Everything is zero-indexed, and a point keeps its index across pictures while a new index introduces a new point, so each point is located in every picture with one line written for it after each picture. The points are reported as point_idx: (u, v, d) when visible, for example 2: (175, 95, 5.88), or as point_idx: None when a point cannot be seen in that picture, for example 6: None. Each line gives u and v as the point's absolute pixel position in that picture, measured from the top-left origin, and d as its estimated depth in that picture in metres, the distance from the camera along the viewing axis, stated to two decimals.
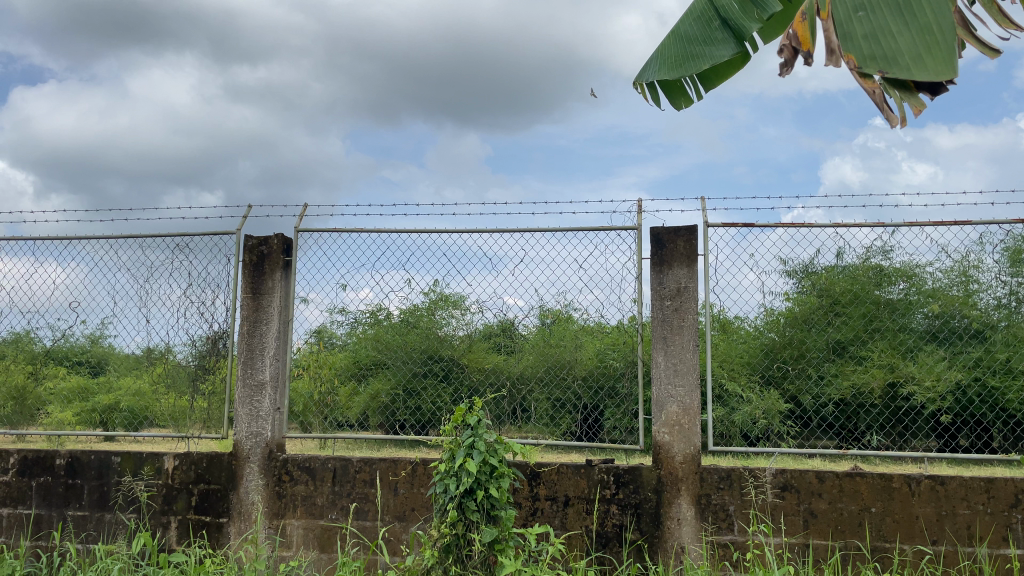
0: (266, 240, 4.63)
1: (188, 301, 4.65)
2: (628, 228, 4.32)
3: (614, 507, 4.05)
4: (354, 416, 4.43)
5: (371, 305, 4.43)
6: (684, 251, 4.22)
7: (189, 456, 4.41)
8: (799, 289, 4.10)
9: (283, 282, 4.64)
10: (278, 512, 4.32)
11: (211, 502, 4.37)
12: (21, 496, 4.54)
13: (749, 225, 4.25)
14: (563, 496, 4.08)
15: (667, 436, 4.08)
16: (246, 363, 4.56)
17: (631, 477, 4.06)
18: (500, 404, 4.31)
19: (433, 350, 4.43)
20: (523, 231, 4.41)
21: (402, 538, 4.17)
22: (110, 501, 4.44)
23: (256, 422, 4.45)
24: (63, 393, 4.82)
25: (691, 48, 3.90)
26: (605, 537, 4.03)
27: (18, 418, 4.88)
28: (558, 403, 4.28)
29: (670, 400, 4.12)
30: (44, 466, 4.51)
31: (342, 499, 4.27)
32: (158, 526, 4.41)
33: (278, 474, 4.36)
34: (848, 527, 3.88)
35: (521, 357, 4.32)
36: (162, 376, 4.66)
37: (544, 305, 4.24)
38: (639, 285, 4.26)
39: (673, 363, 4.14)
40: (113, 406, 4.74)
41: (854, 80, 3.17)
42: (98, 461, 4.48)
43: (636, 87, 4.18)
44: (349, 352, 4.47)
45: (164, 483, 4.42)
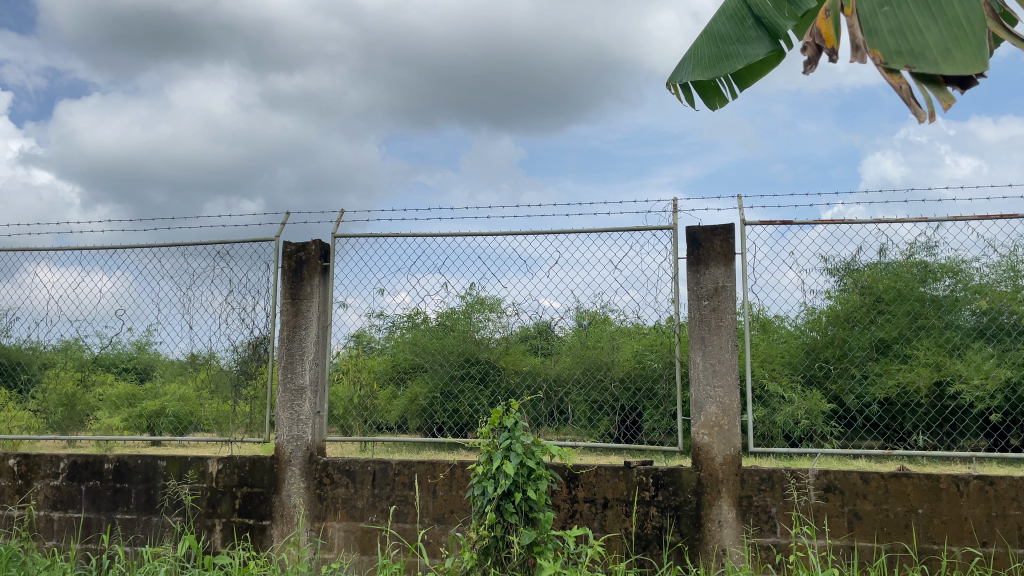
0: (304, 247, 4.69)
1: (230, 307, 4.72)
2: (664, 228, 4.29)
3: (653, 509, 4.02)
4: (393, 419, 4.47)
5: (409, 308, 4.45)
6: (721, 250, 4.18)
7: (232, 460, 4.49)
8: (841, 287, 4.03)
9: (322, 287, 4.70)
10: (319, 515, 4.38)
11: (255, 505, 4.44)
12: (71, 500, 4.65)
13: (787, 222, 4.19)
14: (602, 498, 4.07)
15: (706, 438, 4.04)
16: (287, 367, 4.62)
17: (670, 479, 4.02)
18: (537, 407, 4.30)
19: (470, 353, 4.45)
20: (559, 233, 4.40)
21: (442, 540, 4.19)
22: (157, 504, 4.53)
23: (297, 425, 4.51)
24: (111, 399, 4.93)
25: (724, 47, 3.87)
26: (645, 539, 4.01)
27: (67, 424, 4.98)
28: (596, 405, 4.27)
29: (709, 401, 4.08)
30: (93, 470, 4.63)
31: (382, 502, 4.31)
32: (204, 529, 4.49)
33: (319, 477, 4.41)
34: (895, 529, 3.80)
35: (558, 359, 4.31)
36: (206, 381, 4.75)
37: (581, 307, 4.22)
38: (675, 285, 4.22)
39: (711, 364, 4.10)
40: (160, 411, 4.83)
41: (880, 75, 3.09)
42: (144, 465, 4.57)
43: (669, 88, 4.16)
44: (388, 356, 4.51)
45: (208, 486, 4.50)
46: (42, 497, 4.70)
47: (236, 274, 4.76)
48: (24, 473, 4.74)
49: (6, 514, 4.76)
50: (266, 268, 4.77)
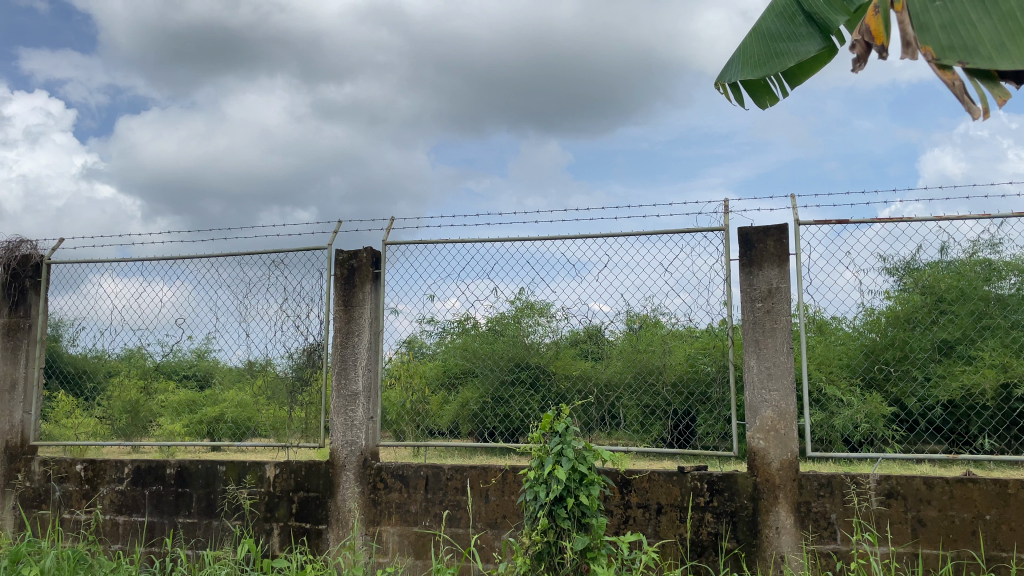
0: (355, 254, 4.76)
1: (285, 315, 4.81)
2: (715, 229, 4.24)
3: (708, 515, 3.96)
4: (445, 424, 4.49)
5: (459, 314, 4.47)
6: (775, 251, 4.11)
7: (289, 464, 4.58)
8: (901, 287, 3.92)
9: (373, 294, 4.76)
10: (374, 519, 4.42)
11: (311, 509, 4.51)
12: (136, 504, 4.79)
13: (843, 221, 4.10)
14: (656, 503, 4.03)
15: (763, 442, 3.97)
16: (341, 374, 4.69)
17: (726, 484, 3.96)
18: (588, 412, 4.28)
19: (520, 358, 4.46)
20: (609, 236, 4.36)
21: (495, 545, 4.19)
22: (217, 509, 4.64)
23: (351, 431, 4.57)
24: (172, 405, 5.07)
25: (774, 45, 3.81)
26: (700, 545, 3.95)
27: (131, 430, 5.14)
28: (648, 410, 4.21)
29: (765, 405, 4.00)
30: (156, 475, 4.76)
31: (434, 506, 4.33)
32: (262, 533, 4.58)
33: (373, 482, 4.46)
34: (961, 536, 3.68)
35: (608, 363, 4.28)
36: (263, 388, 4.85)
37: (631, 310, 4.19)
38: (728, 287, 4.17)
39: (766, 367, 4.03)
40: (219, 418, 4.95)
41: (932, 72, 3.00)
42: (204, 470, 4.69)
43: (718, 88, 4.11)
44: (439, 361, 4.53)
45: (266, 491, 4.59)
46: (108, 501, 4.84)
47: (290, 282, 4.85)
48: (91, 478, 4.90)
49: (74, 518, 4.91)
50: (319, 275, 4.84)
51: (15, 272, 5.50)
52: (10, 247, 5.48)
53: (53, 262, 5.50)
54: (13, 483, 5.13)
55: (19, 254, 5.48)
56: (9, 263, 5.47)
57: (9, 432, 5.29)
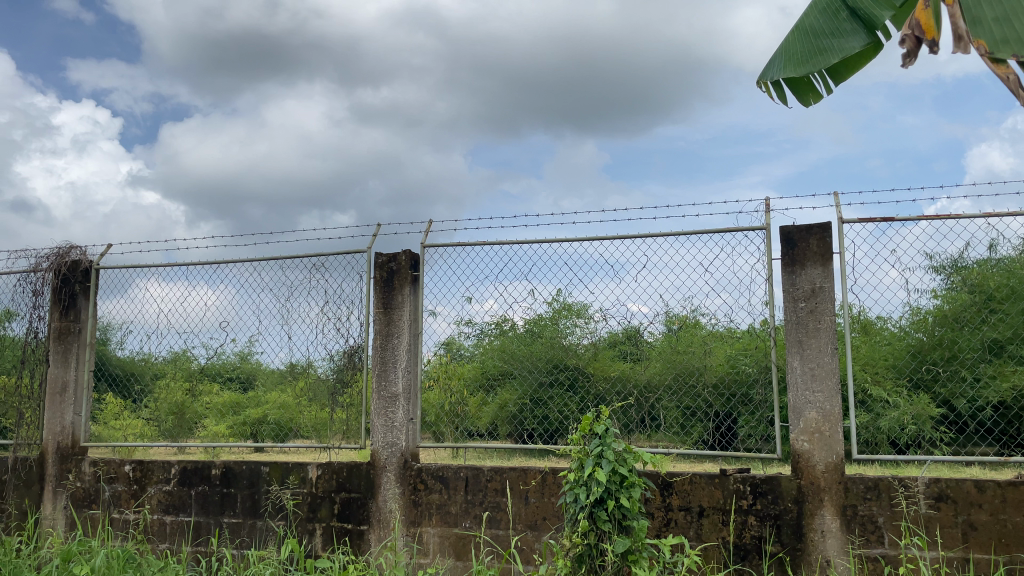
0: (395, 257, 4.80)
1: (326, 317, 4.86)
2: (756, 228, 4.18)
3: (752, 518, 3.91)
4: (484, 425, 4.50)
5: (496, 316, 4.46)
6: (818, 250, 4.04)
7: (330, 465, 4.62)
8: (948, 286, 3.83)
9: (412, 297, 4.78)
10: (415, 520, 4.45)
11: (353, 510, 4.55)
12: (182, 504, 4.88)
13: (888, 219, 4.01)
14: (698, 506, 3.98)
15: (807, 444, 3.90)
16: (380, 375, 4.72)
17: (769, 487, 3.90)
18: (627, 413, 4.26)
19: (559, 359, 4.44)
20: (648, 236, 4.33)
21: (535, 547, 4.19)
22: (261, 509, 4.70)
23: (392, 432, 4.60)
24: (217, 407, 5.16)
25: (817, 42, 3.76)
26: (743, 549, 3.90)
27: (177, 431, 5.24)
28: (688, 411, 4.17)
29: (809, 407, 3.94)
30: (202, 475, 4.85)
31: (475, 508, 4.34)
32: (305, 533, 4.63)
33: (414, 483, 4.49)
34: (1014, 540, 3.58)
35: (648, 364, 4.25)
36: (305, 389, 4.90)
37: (670, 311, 4.15)
38: (770, 287, 4.11)
39: (810, 367, 3.96)
40: (262, 419, 5.02)
41: (984, 66, 2.93)
42: (248, 471, 4.76)
43: (759, 86, 4.08)
44: (477, 363, 4.55)
45: (309, 491, 4.65)
46: (155, 500, 4.94)
47: (331, 285, 4.90)
48: (139, 478, 5.01)
49: (123, 518, 5.02)
50: (358, 277, 4.87)
51: (65, 277, 5.65)
52: (61, 253, 5.63)
53: (101, 267, 5.64)
54: (64, 483, 5.26)
55: (69, 260, 5.63)
56: (59, 269, 5.62)
57: (60, 433, 5.42)
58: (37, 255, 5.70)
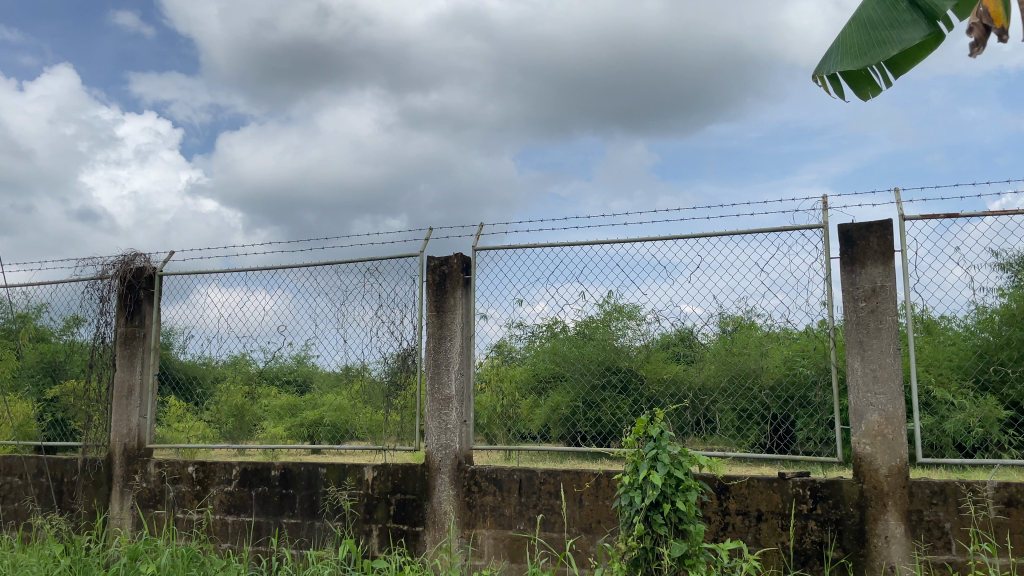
0: (446, 260, 4.84)
1: (380, 321, 4.92)
2: (813, 227, 4.10)
3: (812, 523, 3.82)
4: (537, 428, 4.48)
5: (548, 318, 4.46)
6: (879, 247, 3.94)
7: (386, 467, 4.68)
8: (1015, 283, 3.70)
9: (464, 299, 4.82)
10: (469, 522, 4.47)
11: (408, 512, 4.60)
12: (244, 505, 4.99)
13: (952, 215, 3.89)
14: (756, 510, 3.92)
15: (869, 448, 3.80)
16: (434, 378, 4.75)
17: (830, 491, 3.82)
18: (682, 415, 4.21)
19: (611, 362, 4.42)
20: (702, 236, 4.27)
21: (590, 550, 4.17)
22: (319, 510, 4.78)
23: (446, 434, 4.63)
24: (276, 409, 5.25)
25: (876, 33, 3.68)
26: (804, 554, 3.82)
27: (237, 433, 5.36)
28: (745, 414, 4.11)
29: (871, 409, 3.84)
30: (261, 476, 4.95)
31: (529, 510, 4.35)
32: (362, 534, 4.69)
33: (468, 484, 4.51)
34: None
35: (702, 366, 4.20)
36: (360, 392, 4.97)
37: (725, 313, 4.10)
38: (829, 287, 4.02)
39: (872, 369, 3.86)
40: (318, 421, 5.09)
41: None
42: (306, 472, 4.85)
43: (816, 79, 4.04)
44: (528, 365, 4.54)
45: (365, 493, 4.71)
46: (218, 501, 5.06)
47: (385, 289, 4.96)
48: (202, 479, 5.14)
49: (187, 518, 5.16)
50: (411, 281, 4.92)
51: (130, 284, 5.84)
52: (126, 260, 5.82)
53: (164, 273, 5.81)
54: (131, 484, 5.42)
55: (134, 266, 5.83)
56: (125, 276, 5.82)
57: (127, 435, 5.60)
58: (103, 263, 5.90)
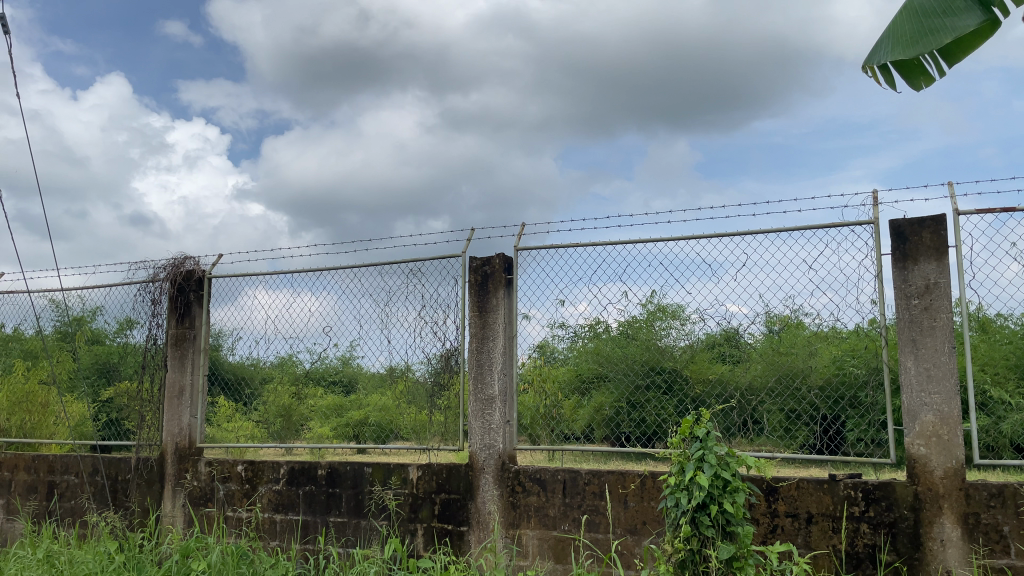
0: (488, 261, 4.85)
1: (423, 321, 4.95)
2: (863, 223, 4.00)
3: (864, 526, 3.74)
4: (580, 428, 4.47)
5: (590, 318, 4.43)
6: (932, 243, 3.83)
7: (430, 467, 4.71)
8: None
9: (506, 299, 4.82)
10: (513, 522, 4.47)
11: (453, 511, 4.61)
12: (291, 503, 5.06)
13: (1009, 209, 3.77)
14: (806, 513, 3.84)
15: (924, 449, 3.70)
16: (477, 379, 4.76)
17: (882, 493, 3.73)
18: (729, 416, 4.15)
19: (655, 362, 4.37)
20: (746, 234, 4.19)
21: (636, 551, 4.14)
22: (365, 509, 4.83)
23: (489, 434, 4.63)
24: (322, 410, 5.31)
25: (928, 21, 3.60)
26: (856, 558, 3.74)
27: (285, 433, 5.43)
28: (793, 414, 4.03)
29: (925, 409, 3.74)
30: (309, 476, 5.02)
31: (573, 511, 4.33)
32: (407, 533, 4.73)
33: (512, 485, 4.51)
34: None
35: (749, 366, 4.14)
36: (403, 392, 4.99)
37: (771, 312, 4.03)
38: (880, 284, 3.93)
39: (926, 368, 3.76)
40: (364, 421, 5.14)
41: None
42: (352, 471, 4.91)
43: (867, 69, 3.96)
44: (571, 366, 4.53)
45: (410, 492, 4.75)
46: (266, 499, 5.14)
47: (427, 290, 4.98)
48: (250, 478, 5.23)
49: (236, 516, 5.25)
50: (454, 282, 4.93)
51: (181, 287, 5.98)
52: (177, 264, 5.99)
53: (213, 276, 5.93)
54: (183, 482, 5.54)
55: (183, 270, 5.98)
56: (175, 279, 5.97)
57: (179, 435, 5.72)
58: (155, 266, 6.05)
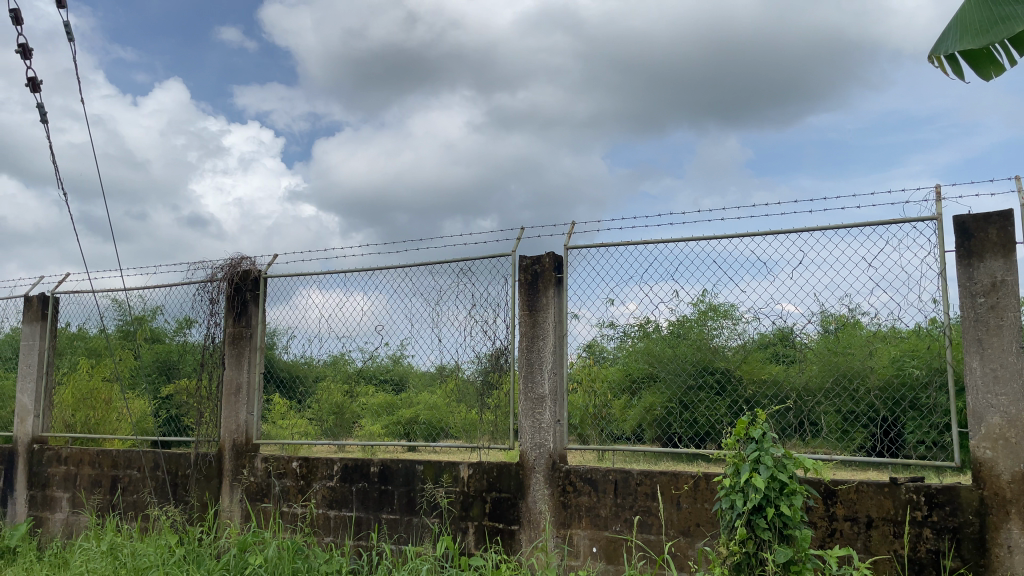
0: (538, 259, 4.84)
1: (473, 320, 4.96)
2: (925, 219, 3.89)
3: (928, 531, 3.63)
4: (630, 428, 4.43)
5: (640, 317, 4.39)
6: (998, 240, 3.71)
7: (481, 465, 4.73)
8: None
9: (557, 298, 4.81)
10: (564, 521, 4.45)
11: (503, 510, 4.62)
12: (345, 500, 5.12)
13: None
14: (865, 517, 3.75)
15: (989, 452, 3.59)
16: (527, 377, 4.76)
17: (946, 498, 3.62)
18: (785, 416, 4.06)
19: (707, 361, 4.31)
20: (801, 230, 4.11)
21: (689, 554, 4.09)
22: (417, 506, 4.87)
23: (540, 433, 4.63)
24: (373, 408, 5.36)
25: (999, 9, 3.49)
26: (919, 564, 3.63)
27: (337, 430, 5.50)
28: (851, 416, 3.94)
29: (991, 411, 3.61)
30: (361, 473, 5.08)
31: (625, 511, 4.30)
32: (458, 531, 4.75)
33: (563, 484, 4.50)
34: None
35: (805, 367, 4.05)
36: (453, 391, 5.01)
37: (826, 311, 3.95)
38: (943, 283, 3.81)
39: (991, 369, 3.64)
40: (415, 419, 5.18)
41: None
42: (404, 469, 4.96)
43: (934, 59, 3.85)
44: (621, 365, 4.49)
45: (461, 490, 4.77)
46: (320, 496, 5.22)
47: (478, 289, 5.00)
48: (305, 474, 5.32)
49: (292, 511, 5.34)
50: (503, 281, 4.94)
51: (238, 286, 6.11)
52: (233, 264, 6.12)
53: (268, 276, 6.05)
54: (240, 478, 5.67)
55: (240, 270, 6.11)
56: (233, 278, 6.10)
57: (235, 431, 5.84)
58: (213, 266, 6.19)
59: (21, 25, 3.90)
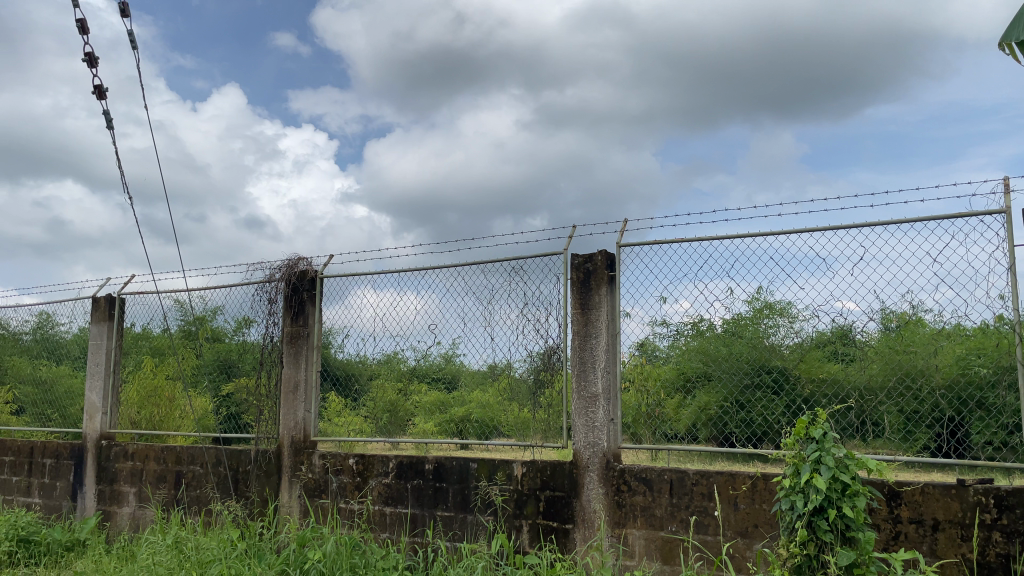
0: (591, 257, 4.82)
1: (526, 319, 4.96)
2: (993, 212, 3.76)
3: (997, 535, 3.51)
4: (684, 428, 4.38)
5: (693, 316, 4.35)
6: None
7: (535, 464, 4.73)
8: None
9: (609, 297, 4.78)
10: (619, 521, 4.43)
11: (558, 509, 4.62)
12: (400, 497, 5.18)
13: None
14: (931, 519, 3.64)
15: None
16: (580, 376, 4.75)
17: (1018, 500, 3.49)
18: (845, 416, 3.96)
19: (763, 360, 4.23)
20: (861, 226, 4.01)
21: (747, 555, 4.03)
22: (471, 504, 4.90)
23: (593, 432, 4.62)
24: (426, 406, 5.39)
25: None
26: (988, 568, 3.52)
27: (391, 427, 5.55)
28: (914, 417, 3.84)
29: None
30: (416, 470, 5.14)
31: (681, 512, 4.26)
32: (513, 529, 4.76)
33: (617, 484, 4.47)
34: None
35: (865, 365, 3.95)
36: (506, 389, 5.02)
37: (888, 308, 3.85)
38: (1013, 278, 3.68)
39: None
40: (467, 417, 5.21)
41: None
42: (459, 466, 4.99)
43: (1006, 47, 3.72)
44: (674, 364, 4.44)
45: (515, 488, 4.79)
46: (376, 492, 5.29)
47: (530, 288, 5.00)
48: (362, 471, 5.39)
49: (349, 508, 5.42)
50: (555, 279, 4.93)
51: (295, 286, 6.23)
52: (291, 265, 6.24)
53: (324, 276, 6.15)
54: (298, 474, 5.78)
55: (297, 270, 6.23)
56: (290, 279, 6.22)
57: (294, 428, 5.96)
58: (271, 267, 6.32)
59: (88, 34, 4.05)
